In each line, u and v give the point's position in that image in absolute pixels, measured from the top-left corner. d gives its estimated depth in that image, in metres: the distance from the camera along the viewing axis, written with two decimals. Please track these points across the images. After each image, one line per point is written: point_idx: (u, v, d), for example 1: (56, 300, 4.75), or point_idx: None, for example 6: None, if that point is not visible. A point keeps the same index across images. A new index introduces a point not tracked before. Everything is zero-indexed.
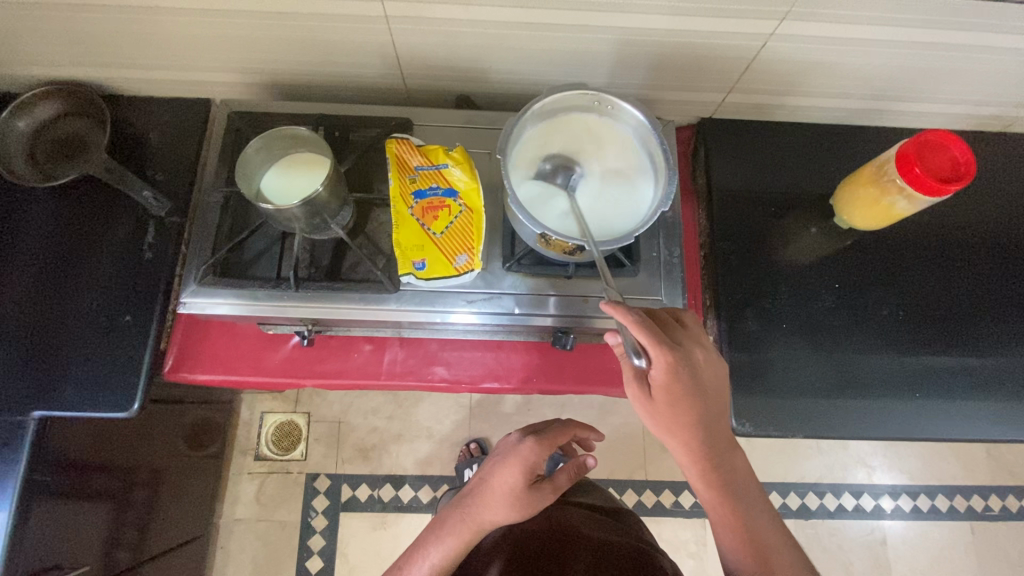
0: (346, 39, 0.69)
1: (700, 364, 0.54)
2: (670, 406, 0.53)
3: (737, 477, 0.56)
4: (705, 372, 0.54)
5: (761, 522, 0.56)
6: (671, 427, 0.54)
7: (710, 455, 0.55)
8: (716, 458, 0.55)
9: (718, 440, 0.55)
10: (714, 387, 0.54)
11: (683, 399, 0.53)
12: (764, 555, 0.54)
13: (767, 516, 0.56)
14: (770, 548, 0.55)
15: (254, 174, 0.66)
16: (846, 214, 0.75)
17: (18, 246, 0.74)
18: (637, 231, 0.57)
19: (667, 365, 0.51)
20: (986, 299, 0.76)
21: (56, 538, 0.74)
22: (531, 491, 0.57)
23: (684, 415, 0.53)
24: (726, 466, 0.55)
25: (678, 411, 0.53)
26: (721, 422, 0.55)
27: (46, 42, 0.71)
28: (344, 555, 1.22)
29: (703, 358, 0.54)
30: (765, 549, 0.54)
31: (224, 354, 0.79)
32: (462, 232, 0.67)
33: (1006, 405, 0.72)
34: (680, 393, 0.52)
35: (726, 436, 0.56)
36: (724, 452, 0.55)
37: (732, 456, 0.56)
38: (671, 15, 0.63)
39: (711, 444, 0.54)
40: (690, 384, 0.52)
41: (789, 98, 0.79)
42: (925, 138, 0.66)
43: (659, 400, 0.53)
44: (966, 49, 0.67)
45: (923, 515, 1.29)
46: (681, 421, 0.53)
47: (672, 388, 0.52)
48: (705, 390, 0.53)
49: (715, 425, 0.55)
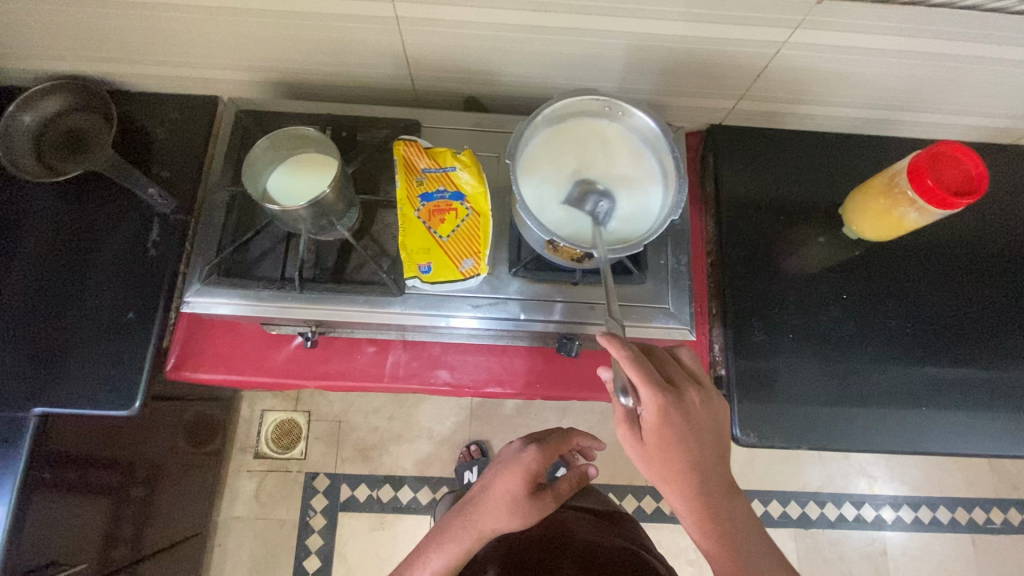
0: (357, 40, 0.69)
1: (695, 406, 0.52)
2: (661, 448, 0.51)
3: (735, 523, 0.54)
4: (700, 415, 0.52)
5: (759, 563, 0.53)
6: (663, 470, 0.52)
7: (703, 500, 0.53)
8: (711, 502, 0.53)
9: (712, 484, 0.53)
10: (710, 430, 0.52)
11: (675, 442, 0.51)
12: None
13: (771, 561, 0.54)
14: None
15: (261, 173, 0.65)
16: (857, 224, 0.75)
17: (22, 239, 0.73)
18: (646, 238, 0.56)
19: (660, 407, 0.49)
20: (992, 311, 0.75)
21: (54, 534, 0.74)
22: (532, 499, 0.56)
23: (674, 457, 0.51)
24: (722, 511, 0.53)
25: (670, 455, 0.51)
26: (717, 466, 0.53)
27: (52, 36, 0.70)
28: (341, 555, 1.22)
29: (699, 400, 0.52)
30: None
31: (228, 352, 0.78)
32: (469, 236, 0.66)
33: (1011, 419, 0.71)
34: (671, 436, 0.51)
35: (722, 479, 0.54)
36: (718, 496, 0.53)
37: (728, 500, 0.54)
38: (684, 21, 0.62)
39: (705, 490, 0.52)
40: (683, 427, 0.51)
41: (801, 106, 0.79)
42: (939, 150, 0.65)
43: (649, 441, 0.51)
44: (981, 60, 0.66)
45: (924, 527, 1.28)
46: (674, 466, 0.51)
47: (665, 431, 0.50)
48: (698, 432, 0.51)
49: (709, 468, 0.52)
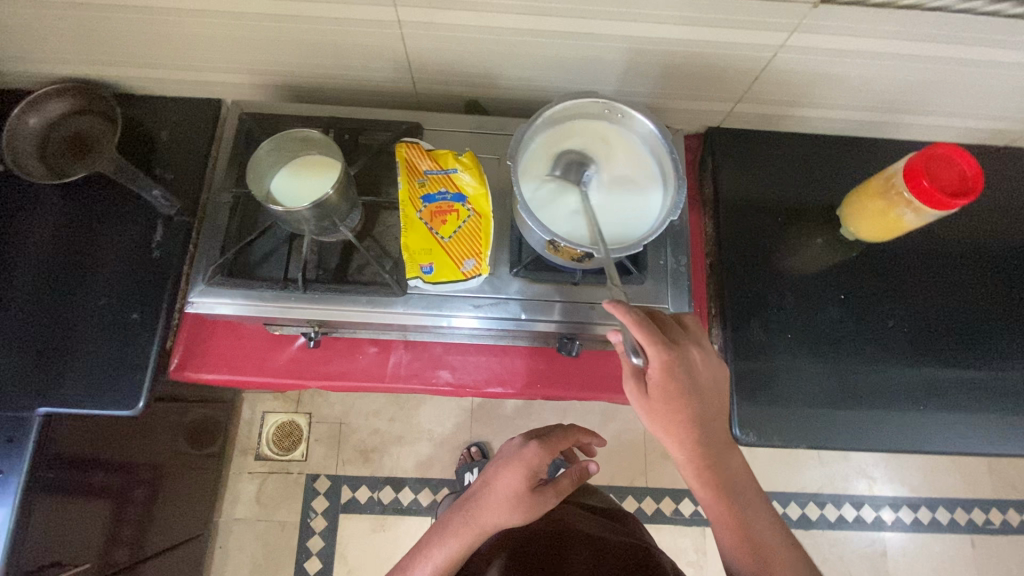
0: (360, 43, 0.69)
1: (697, 363, 0.53)
2: (665, 404, 0.52)
3: (733, 476, 0.55)
4: (702, 373, 0.53)
5: (753, 513, 0.55)
6: (667, 426, 0.53)
7: (704, 453, 0.54)
8: (712, 457, 0.54)
9: (714, 440, 0.54)
10: (711, 389, 0.53)
11: (679, 398, 0.52)
12: (764, 555, 0.53)
13: (766, 515, 0.55)
14: (769, 548, 0.54)
15: (265, 176, 0.66)
16: (855, 225, 0.75)
17: (27, 241, 0.74)
18: (646, 239, 0.57)
19: (664, 363, 0.51)
20: (988, 311, 0.76)
21: (56, 536, 0.74)
22: (533, 495, 0.56)
23: (679, 414, 0.52)
24: (723, 467, 0.54)
25: (673, 410, 0.52)
26: (717, 421, 0.54)
27: (58, 40, 0.71)
28: (342, 556, 1.22)
29: (701, 358, 0.53)
30: (757, 542, 0.54)
31: (230, 353, 0.79)
32: (471, 237, 0.67)
33: (1006, 418, 0.72)
34: (676, 392, 0.52)
35: (722, 436, 0.55)
36: (720, 452, 0.54)
37: (728, 453, 0.55)
38: (682, 25, 0.63)
39: (707, 445, 0.53)
40: (686, 385, 0.51)
41: (797, 109, 0.80)
42: (934, 151, 0.66)
43: (655, 397, 0.52)
44: (975, 63, 0.67)
45: (923, 528, 1.29)
46: (677, 420, 0.52)
47: (668, 386, 0.51)
48: (701, 390, 0.52)
49: (711, 425, 0.54)
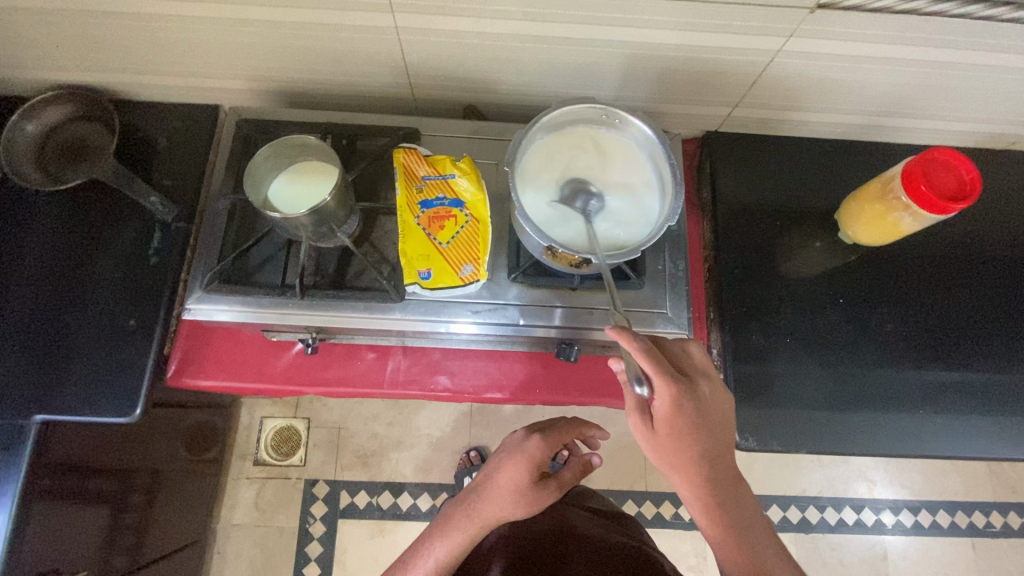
0: (357, 49, 0.69)
1: (706, 397, 0.52)
2: (672, 439, 0.52)
3: (742, 513, 0.54)
4: (711, 407, 0.53)
5: (767, 555, 0.53)
6: (674, 463, 0.52)
7: (712, 488, 0.53)
8: (719, 492, 0.53)
9: (722, 473, 0.53)
10: (720, 422, 0.53)
11: (688, 434, 0.51)
12: None
13: (779, 556, 0.53)
14: None
15: (262, 182, 0.66)
16: (851, 229, 0.75)
17: (22, 246, 0.74)
18: (643, 245, 0.57)
19: (672, 397, 0.50)
20: (985, 315, 0.76)
21: (54, 543, 0.73)
22: (534, 488, 0.56)
23: (687, 449, 0.52)
24: (731, 503, 0.53)
25: (682, 446, 0.52)
26: (724, 455, 0.54)
27: (55, 47, 0.71)
28: (341, 561, 1.22)
29: (709, 391, 0.53)
30: None
31: (228, 360, 0.78)
32: (468, 243, 0.67)
33: (1006, 422, 0.72)
34: (684, 428, 0.51)
35: (730, 470, 0.54)
36: (727, 487, 0.53)
37: (736, 490, 0.54)
38: (680, 31, 0.63)
39: (715, 479, 0.53)
40: (695, 419, 0.51)
41: (795, 114, 0.80)
42: (932, 155, 0.66)
43: (662, 432, 0.52)
44: (973, 67, 0.67)
45: (924, 531, 1.28)
46: (684, 456, 0.52)
47: (677, 422, 0.51)
48: (709, 424, 0.52)
49: (719, 458, 0.53)
